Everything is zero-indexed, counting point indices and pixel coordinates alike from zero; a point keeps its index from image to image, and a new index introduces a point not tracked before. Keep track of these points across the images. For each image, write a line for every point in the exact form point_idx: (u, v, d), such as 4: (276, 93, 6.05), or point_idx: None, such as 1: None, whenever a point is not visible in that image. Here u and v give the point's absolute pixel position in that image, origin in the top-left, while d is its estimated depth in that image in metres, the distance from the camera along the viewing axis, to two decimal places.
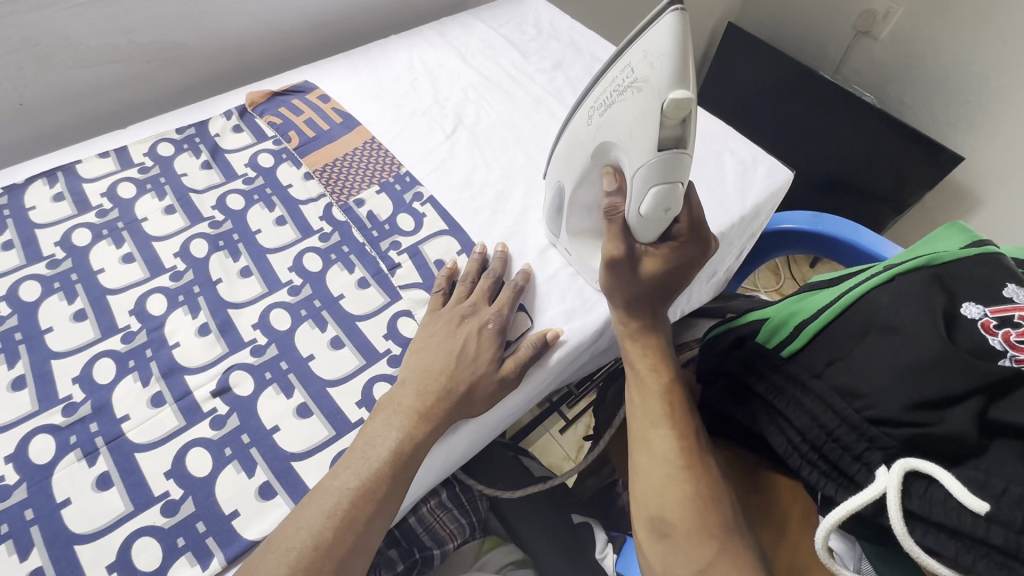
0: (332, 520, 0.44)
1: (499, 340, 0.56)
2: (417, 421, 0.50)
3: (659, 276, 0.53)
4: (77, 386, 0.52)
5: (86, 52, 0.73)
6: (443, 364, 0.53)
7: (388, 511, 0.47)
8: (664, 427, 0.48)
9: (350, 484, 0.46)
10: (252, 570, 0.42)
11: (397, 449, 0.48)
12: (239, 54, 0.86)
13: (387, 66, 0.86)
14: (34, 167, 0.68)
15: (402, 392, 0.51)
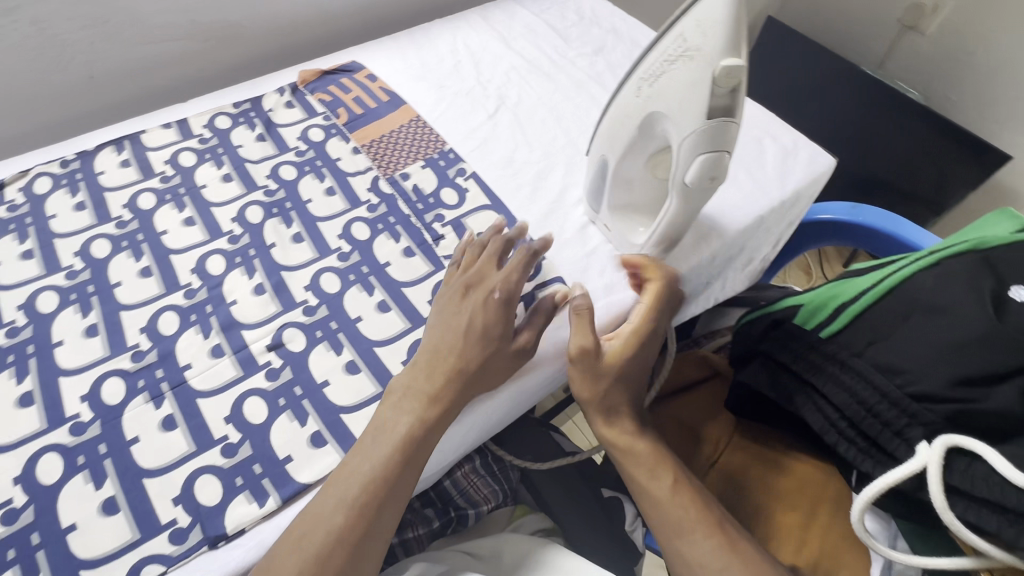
0: (347, 512, 0.45)
1: (506, 308, 0.54)
2: (427, 405, 0.50)
3: (625, 366, 0.56)
4: (144, 336, 0.56)
5: (152, 29, 0.77)
6: (448, 350, 0.52)
7: (402, 494, 0.47)
8: (689, 533, 0.50)
9: (357, 479, 0.46)
10: (307, 512, 0.45)
11: (405, 435, 0.48)
12: (291, 35, 0.89)
13: (431, 49, 0.89)
14: (103, 136, 0.73)
15: (393, 408, 0.50)
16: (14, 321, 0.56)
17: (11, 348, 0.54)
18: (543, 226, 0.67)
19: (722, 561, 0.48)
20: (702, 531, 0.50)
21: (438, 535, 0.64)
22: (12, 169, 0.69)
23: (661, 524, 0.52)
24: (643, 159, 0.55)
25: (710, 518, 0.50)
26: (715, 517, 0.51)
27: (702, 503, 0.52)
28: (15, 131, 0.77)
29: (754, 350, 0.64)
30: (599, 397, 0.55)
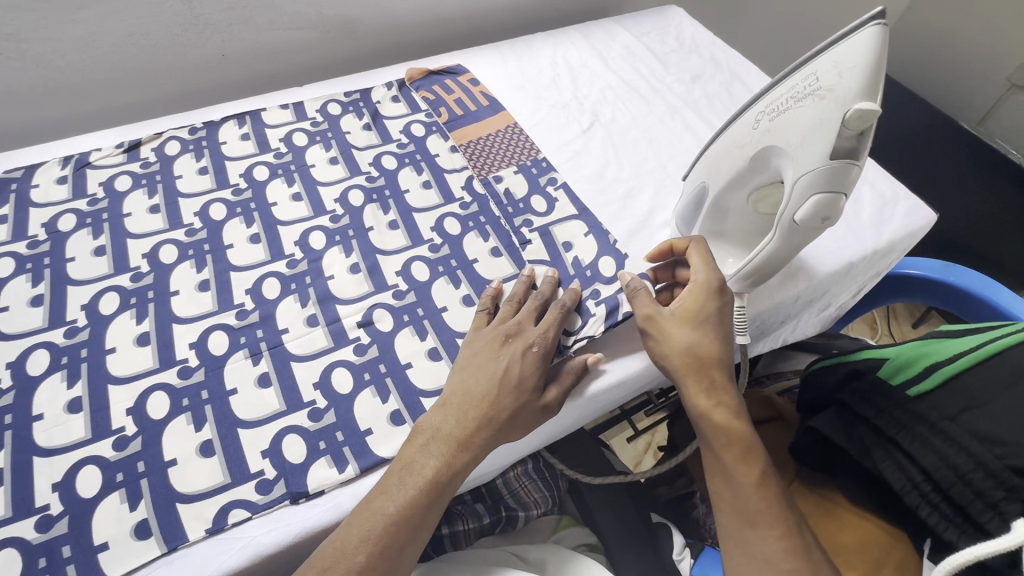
0: (373, 550, 0.44)
1: (544, 363, 0.54)
2: (456, 449, 0.49)
3: (699, 317, 0.55)
4: (249, 297, 0.60)
5: (282, 16, 0.83)
6: (480, 397, 0.51)
7: (425, 530, 0.48)
8: (763, 524, 0.48)
9: (393, 502, 0.46)
10: (383, 488, 0.47)
11: (433, 478, 0.48)
12: (400, 35, 0.95)
13: (532, 61, 0.92)
14: (228, 110, 0.79)
15: (419, 450, 0.49)
16: (139, 268, 0.62)
17: (134, 292, 0.60)
18: (629, 245, 0.68)
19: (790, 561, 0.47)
20: (777, 526, 0.48)
21: (486, 532, 0.65)
22: (149, 131, 0.76)
23: (736, 508, 0.50)
24: (747, 191, 0.55)
25: (787, 518, 0.49)
26: (793, 519, 0.49)
27: (784, 501, 0.50)
28: (152, 96, 0.85)
29: (832, 396, 0.63)
30: (690, 361, 0.54)
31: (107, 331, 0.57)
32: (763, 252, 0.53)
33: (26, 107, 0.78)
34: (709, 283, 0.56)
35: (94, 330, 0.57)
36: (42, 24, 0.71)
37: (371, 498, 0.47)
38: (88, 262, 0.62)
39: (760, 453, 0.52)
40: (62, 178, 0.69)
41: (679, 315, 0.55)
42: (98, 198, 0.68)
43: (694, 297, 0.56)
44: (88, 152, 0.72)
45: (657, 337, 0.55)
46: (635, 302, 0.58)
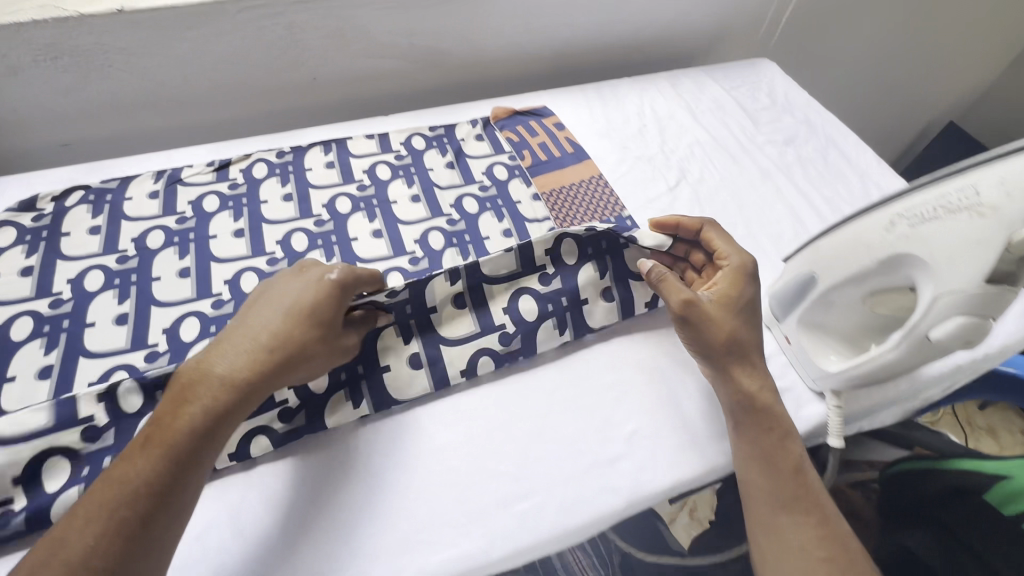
0: (108, 528, 0.38)
1: (338, 298, 0.51)
2: (221, 393, 0.45)
3: (738, 303, 0.56)
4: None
5: (375, 44, 0.84)
6: (256, 342, 0.47)
7: (185, 497, 0.42)
8: (800, 511, 0.49)
9: (141, 470, 0.41)
10: (128, 458, 0.42)
11: (187, 434, 0.43)
12: (485, 69, 0.94)
13: (618, 108, 0.90)
14: (316, 135, 0.80)
15: (172, 406, 0.44)
16: (220, 294, 0.62)
17: (214, 320, 0.60)
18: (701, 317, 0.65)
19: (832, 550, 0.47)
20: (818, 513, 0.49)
21: None
22: (238, 151, 0.77)
23: (779, 497, 0.50)
24: (862, 291, 0.51)
25: (819, 504, 0.49)
26: (826, 505, 0.50)
27: (815, 489, 0.50)
28: (241, 112, 0.86)
29: (928, 514, 0.60)
30: (732, 346, 0.54)
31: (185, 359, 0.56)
32: (874, 359, 0.50)
33: (125, 117, 0.80)
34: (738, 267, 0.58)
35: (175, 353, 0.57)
36: (150, 40, 0.72)
37: (111, 473, 0.41)
38: (173, 284, 0.62)
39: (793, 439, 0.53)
40: (154, 192, 0.70)
41: (722, 296, 0.56)
42: (186, 216, 0.68)
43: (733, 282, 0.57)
44: (180, 168, 0.73)
45: (703, 313, 0.54)
46: (665, 288, 0.56)
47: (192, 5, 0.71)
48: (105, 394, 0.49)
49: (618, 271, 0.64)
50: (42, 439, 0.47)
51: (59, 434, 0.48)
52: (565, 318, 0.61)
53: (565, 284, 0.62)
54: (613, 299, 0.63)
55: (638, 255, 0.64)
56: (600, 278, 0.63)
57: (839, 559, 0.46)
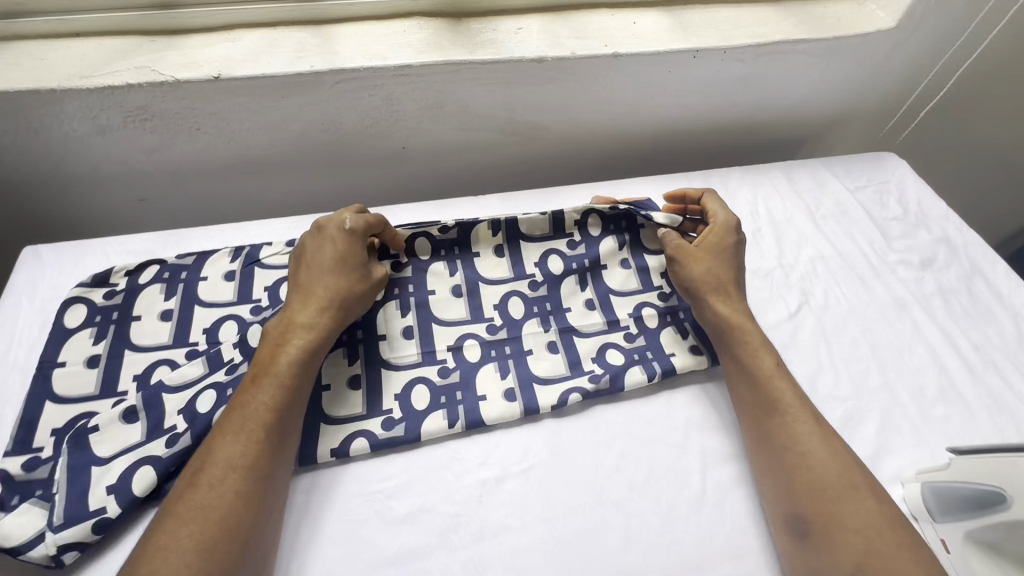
0: (250, 439, 0.48)
1: (354, 233, 0.59)
2: (304, 327, 0.54)
3: (721, 249, 0.64)
4: (398, 404, 0.57)
5: (472, 117, 0.77)
6: (319, 283, 0.56)
7: (297, 405, 0.51)
8: (783, 417, 0.54)
9: (261, 395, 0.50)
10: (246, 393, 0.50)
11: (286, 360, 0.52)
12: (583, 145, 0.86)
13: (729, 205, 0.81)
14: (402, 216, 0.74)
15: (268, 346, 0.53)
16: None
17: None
18: None
19: (806, 451, 0.51)
20: (789, 415, 0.53)
21: None
22: None
23: (750, 414, 0.56)
24: None
25: (807, 411, 0.54)
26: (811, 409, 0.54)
27: (799, 394, 0.55)
28: (326, 182, 0.80)
29: None
30: (716, 284, 0.62)
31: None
32: None
33: (209, 180, 0.76)
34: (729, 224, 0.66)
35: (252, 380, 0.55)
36: (242, 106, 0.68)
37: (233, 404, 0.50)
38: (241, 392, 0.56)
39: (764, 349, 0.58)
40: (230, 273, 0.65)
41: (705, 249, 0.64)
42: (261, 304, 0.63)
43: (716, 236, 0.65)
44: (260, 246, 0.67)
45: (685, 264, 0.64)
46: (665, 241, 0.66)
47: (289, 75, 0.66)
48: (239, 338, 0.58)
49: (635, 244, 0.70)
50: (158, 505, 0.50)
51: (212, 376, 0.55)
52: (585, 277, 0.68)
53: (589, 247, 0.69)
54: (630, 266, 0.69)
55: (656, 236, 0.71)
56: (619, 250, 0.69)
57: (820, 456, 0.51)
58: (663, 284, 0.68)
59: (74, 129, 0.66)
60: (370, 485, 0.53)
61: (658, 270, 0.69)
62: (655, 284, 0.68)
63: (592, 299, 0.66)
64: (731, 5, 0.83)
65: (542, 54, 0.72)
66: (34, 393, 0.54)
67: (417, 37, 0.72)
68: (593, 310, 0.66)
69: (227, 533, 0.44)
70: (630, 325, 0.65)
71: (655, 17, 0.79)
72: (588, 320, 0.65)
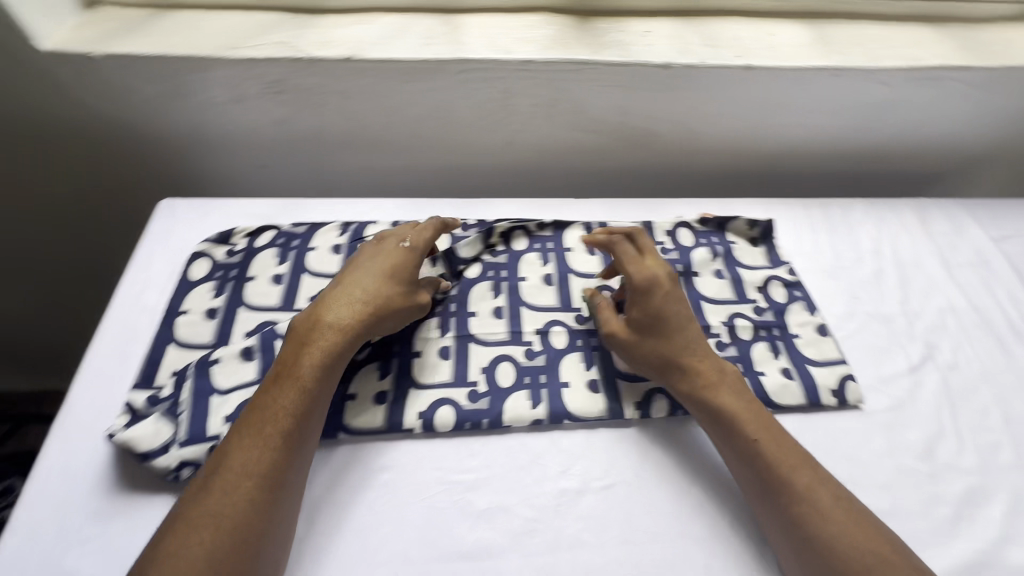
0: (262, 440, 0.46)
1: (411, 255, 0.60)
2: (330, 333, 0.52)
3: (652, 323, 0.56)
4: (483, 377, 0.58)
5: (585, 119, 0.76)
6: (365, 288, 0.56)
7: (315, 413, 0.49)
8: (798, 500, 0.47)
9: (276, 397, 0.48)
10: (265, 393, 0.49)
11: (307, 364, 0.50)
12: (694, 159, 0.83)
13: (850, 240, 0.75)
14: (503, 211, 0.74)
15: (290, 349, 0.52)
16: (384, 386, 0.57)
17: (383, 343, 0.60)
18: (849, 385, 0.60)
19: (834, 548, 0.45)
20: (818, 502, 0.47)
21: None
22: (425, 215, 0.72)
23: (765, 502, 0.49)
24: None
25: (829, 495, 0.48)
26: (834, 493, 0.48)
27: (820, 477, 0.49)
28: (431, 170, 0.82)
29: None
30: (656, 363, 0.56)
31: (354, 375, 0.57)
32: None
33: (325, 156, 0.79)
34: (653, 280, 0.57)
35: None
36: (369, 88, 0.70)
37: (253, 404, 0.49)
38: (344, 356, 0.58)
39: (776, 426, 0.52)
40: (338, 247, 0.67)
41: (642, 324, 0.56)
42: None
43: (644, 302, 0.57)
44: (366, 224, 0.70)
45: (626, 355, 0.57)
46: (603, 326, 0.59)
47: (418, 61, 0.67)
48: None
49: (729, 255, 0.71)
50: None
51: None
52: (678, 281, 0.69)
53: (682, 254, 0.71)
54: (724, 277, 0.69)
55: (749, 253, 0.72)
56: (712, 259, 0.70)
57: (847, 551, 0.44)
58: (757, 299, 0.67)
59: (217, 95, 0.70)
60: (451, 473, 0.52)
61: (753, 283, 0.69)
62: (749, 298, 0.67)
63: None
64: (881, 25, 0.77)
65: (669, 60, 0.69)
66: (160, 335, 0.58)
67: (543, 32, 0.72)
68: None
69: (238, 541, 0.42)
70: (722, 333, 0.64)
71: (794, 32, 0.75)
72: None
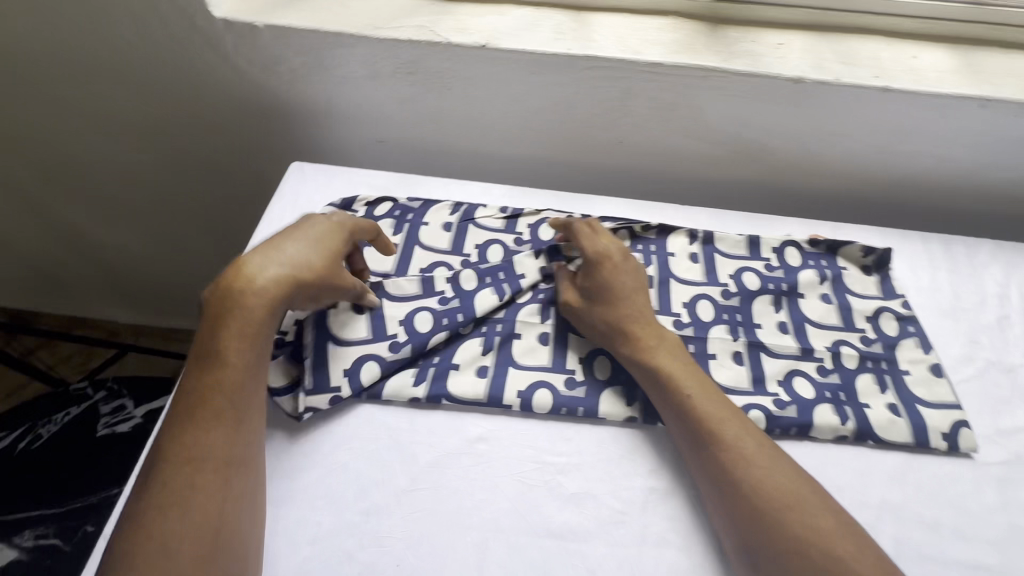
0: (199, 416, 0.47)
1: (336, 232, 0.59)
2: (249, 299, 0.51)
3: (603, 296, 0.59)
4: (581, 368, 0.59)
5: (702, 126, 0.75)
6: (288, 254, 0.55)
7: (248, 380, 0.50)
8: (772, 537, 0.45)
9: (205, 377, 0.48)
10: (196, 376, 0.49)
11: (232, 339, 0.50)
12: (806, 178, 0.80)
13: (972, 281, 0.71)
14: (608, 209, 0.74)
15: (207, 329, 0.51)
16: (486, 362, 0.59)
17: (486, 319, 0.62)
18: (963, 432, 0.57)
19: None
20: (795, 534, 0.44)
21: None
22: (531, 205, 0.74)
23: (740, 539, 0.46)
24: None
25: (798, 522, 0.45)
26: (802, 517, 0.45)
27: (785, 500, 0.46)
28: (537, 161, 0.84)
29: None
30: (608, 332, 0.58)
31: (458, 346, 0.60)
32: None
33: (438, 137, 0.83)
34: (602, 254, 0.62)
35: (463, 308, 0.62)
36: (496, 75, 0.72)
37: (184, 390, 0.48)
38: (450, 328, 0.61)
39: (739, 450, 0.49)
40: (449, 225, 0.70)
41: (592, 293, 0.60)
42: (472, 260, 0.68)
43: (593, 271, 0.61)
44: (476, 206, 0.72)
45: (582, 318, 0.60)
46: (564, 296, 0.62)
47: (548, 54, 0.69)
48: (453, 272, 0.64)
49: (838, 280, 0.69)
50: (367, 404, 0.57)
51: (425, 299, 0.63)
52: (781, 299, 0.67)
53: (788, 273, 0.69)
54: (831, 302, 0.67)
55: (860, 281, 0.69)
56: (819, 283, 0.68)
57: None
58: (865, 328, 0.65)
59: (353, 71, 0.75)
60: (544, 454, 0.54)
61: (862, 313, 0.66)
62: (857, 326, 0.65)
63: (786, 323, 0.65)
64: None
65: (801, 74, 0.68)
66: None
67: (672, 36, 0.72)
68: (786, 333, 0.64)
69: (196, 503, 0.43)
70: (825, 358, 0.62)
71: (938, 57, 0.71)
72: (780, 341, 0.63)
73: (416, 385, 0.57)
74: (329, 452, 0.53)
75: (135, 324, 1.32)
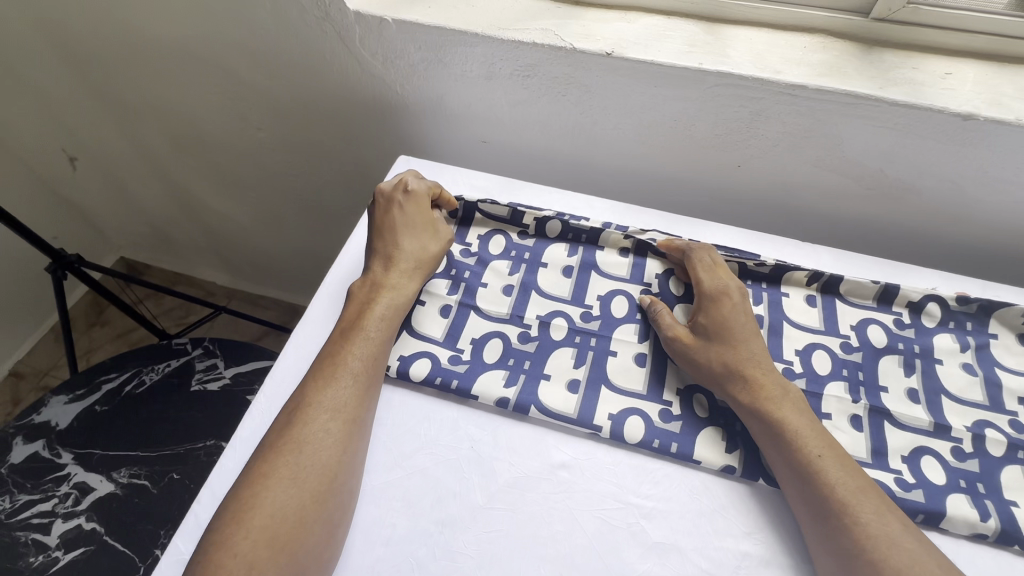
0: (336, 373, 0.52)
1: (420, 205, 0.64)
2: (388, 285, 0.58)
3: (722, 332, 0.56)
4: (678, 401, 0.56)
5: (835, 157, 0.68)
6: (400, 240, 0.61)
7: (381, 353, 0.55)
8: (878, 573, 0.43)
9: (345, 344, 0.54)
10: (335, 346, 0.54)
11: (372, 316, 0.56)
12: (950, 224, 0.71)
13: None
14: (718, 237, 0.69)
15: (355, 308, 0.57)
16: (578, 376, 0.57)
17: (580, 330, 0.60)
18: None
19: None
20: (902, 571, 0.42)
21: None
22: (634, 222, 0.71)
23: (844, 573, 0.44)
24: None
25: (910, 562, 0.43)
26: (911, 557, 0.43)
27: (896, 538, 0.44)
28: (642, 176, 0.80)
29: None
30: (718, 367, 0.54)
31: (550, 355, 0.58)
32: None
33: (544, 142, 0.81)
34: (725, 291, 0.58)
35: (533, 250, 0.67)
36: (616, 86, 0.69)
37: (323, 356, 0.54)
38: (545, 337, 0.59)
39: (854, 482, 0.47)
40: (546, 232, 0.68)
41: (713, 333, 0.56)
42: (571, 268, 0.65)
43: (720, 309, 0.57)
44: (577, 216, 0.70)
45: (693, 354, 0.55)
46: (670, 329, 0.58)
47: (676, 67, 0.65)
48: (541, 216, 0.67)
49: (986, 350, 0.60)
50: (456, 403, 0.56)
51: (509, 226, 0.68)
52: (912, 362, 0.59)
53: (923, 334, 0.61)
54: (974, 374, 0.58)
55: (1014, 353, 0.60)
56: (961, 350, 0.60)
57: None
58: (1016, 411, 0.56)
59: (471, 70, 0.74)
60: (629, 494, 0.51)
61: (1014, 392, 0.57)
62: (1006, 408, 0.56)
63: (916, 391, 0.57)
64: None
65: (974, 109, 0.59)
66: None
67: (818, 57, 0.65)
68: (916, 403, 0.56)
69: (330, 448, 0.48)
70: (964, 439, 0.54)
71: None
72: (907, 410, 0.56)
73: (506, 387, 0.56)
74: (410, 455, 0.53)
75: (230, 287, 1.42)
